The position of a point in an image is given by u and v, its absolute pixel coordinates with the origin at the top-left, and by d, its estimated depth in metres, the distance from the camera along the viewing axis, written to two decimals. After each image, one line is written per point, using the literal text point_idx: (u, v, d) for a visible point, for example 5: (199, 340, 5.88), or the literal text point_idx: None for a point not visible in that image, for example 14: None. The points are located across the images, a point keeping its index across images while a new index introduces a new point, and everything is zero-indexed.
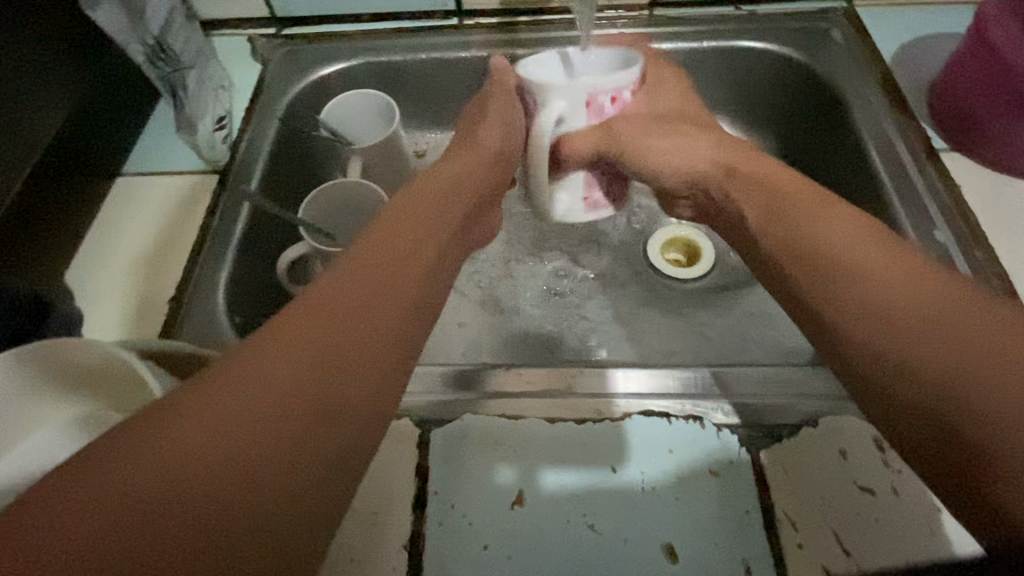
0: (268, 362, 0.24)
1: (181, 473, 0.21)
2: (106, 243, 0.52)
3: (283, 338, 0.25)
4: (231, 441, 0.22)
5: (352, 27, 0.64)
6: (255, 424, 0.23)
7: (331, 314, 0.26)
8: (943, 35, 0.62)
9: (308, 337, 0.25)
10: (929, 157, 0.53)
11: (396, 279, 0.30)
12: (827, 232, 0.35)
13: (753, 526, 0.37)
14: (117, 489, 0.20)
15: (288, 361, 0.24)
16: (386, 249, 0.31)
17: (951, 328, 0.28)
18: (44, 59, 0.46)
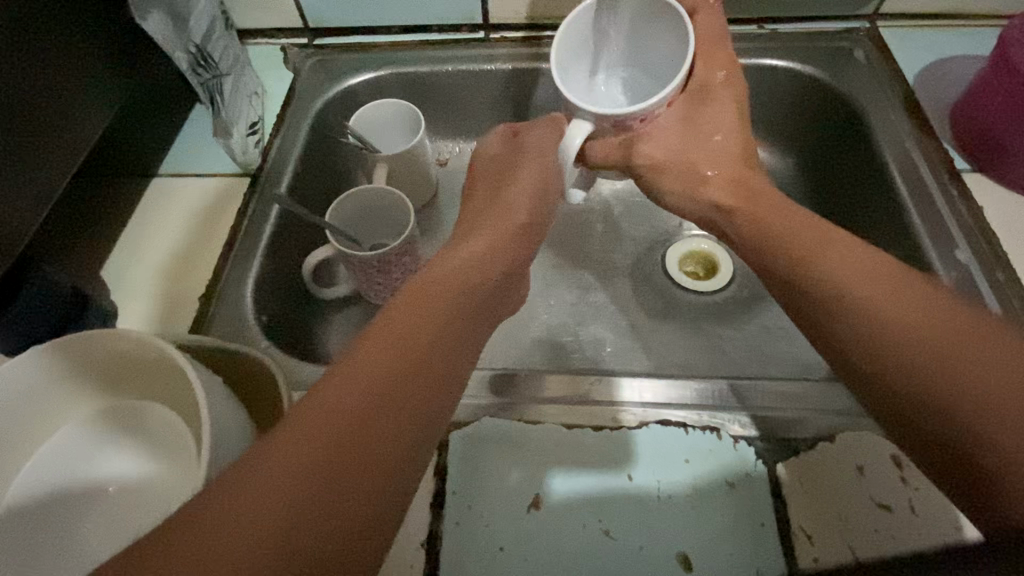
0: (335, 390, 0.25)
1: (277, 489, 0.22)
2: (141, 240, 0.54)
3: (346, 367, 0.26)
4: (316, 457, 0.23)
5: (382, 38, 0.66)
6: (335, 448, 0.24)
7: (392, 330, 0.28)
8: (966, 56, 0.62)
9: (368, 361, 0.27)
10: (951, 178, 0.54)
11: (439, 305, 0.31)
12: (825, 242, 0.35)
13: (767, 537, 0.37)
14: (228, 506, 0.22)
15: (352, 384, 0.26)
16: (433, 284, 0.32)
17: (947, 347, 0.29)
18: (94, 65, 0.48)
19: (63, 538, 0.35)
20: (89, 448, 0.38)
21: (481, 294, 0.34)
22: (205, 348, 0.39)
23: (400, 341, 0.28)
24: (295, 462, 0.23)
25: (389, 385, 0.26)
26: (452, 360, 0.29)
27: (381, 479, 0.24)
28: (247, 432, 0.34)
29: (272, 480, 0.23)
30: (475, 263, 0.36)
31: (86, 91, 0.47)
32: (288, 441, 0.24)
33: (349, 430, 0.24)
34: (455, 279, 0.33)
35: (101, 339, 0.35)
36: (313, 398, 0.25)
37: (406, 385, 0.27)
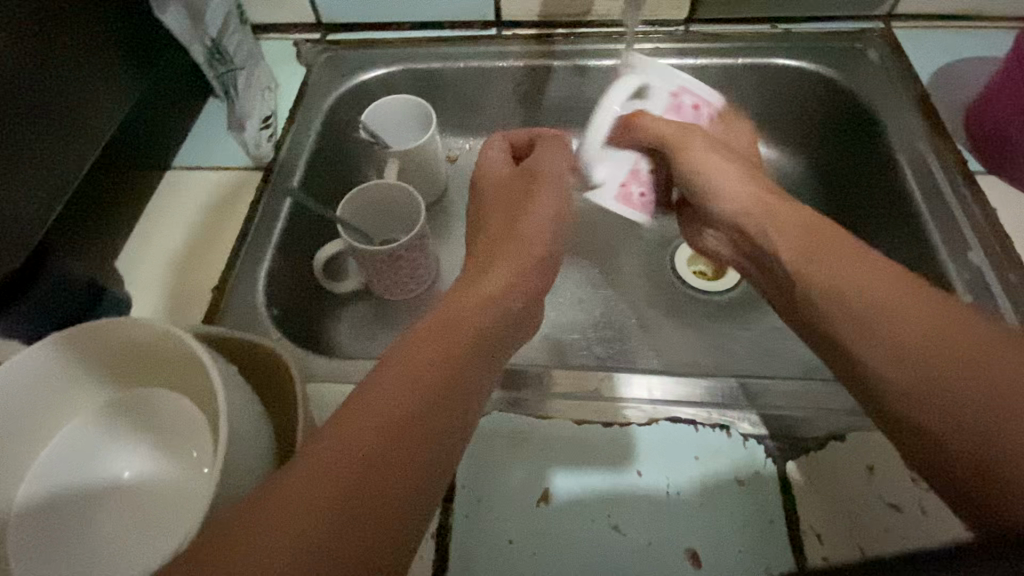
0: (362, 415, 0.26)
1: (323, 493, 0.23)
2: (155, 231, 0.55)
3: (371, 392, 0.27)
4: (358, 461, 0.24)
5: (394, 34, 0.67)
6: (376, 453, 0.24)
7: (427, 348, 0.30)
8: (981, 58, 0.62)
9: (392, 386, 0.27)
10: (964, 179, 0.53)
11: (459, 334, 0.32)
12: (844, 277, 0.37)
13: (776, 535, 0.37)
14: (274, 511, 0.22)
15: (378, 409, 0.26)
16: (454, 314, 0.33)
17: (964, 376, 0.29)
18: (112, 57, 0.48)
19: (84, 524, 0.36)
20: (103, 437, 0.38)
21: (502, 321, 0.35)
22: (219, 339, 0.40)
23: (436, 356, 0.29)
24: (340, 466, 0.24)
25: (413, 411, 0.26)
26: (472, 386, 0.30)
27: (418, 481, 0.25)
28: (262, 422, 0.34)
29: (300, 504, 0.22)
30: (495, 292, 0.37)
31: (102, 83, 0.47)
32: (326, 450, 0.24)
33: (376, 453, 0.25)
34: (473, 309, 0.34)
35: (115, 327, 0.35)
36: (339, 423, 0.25)
37: (431, 412, 0.27)
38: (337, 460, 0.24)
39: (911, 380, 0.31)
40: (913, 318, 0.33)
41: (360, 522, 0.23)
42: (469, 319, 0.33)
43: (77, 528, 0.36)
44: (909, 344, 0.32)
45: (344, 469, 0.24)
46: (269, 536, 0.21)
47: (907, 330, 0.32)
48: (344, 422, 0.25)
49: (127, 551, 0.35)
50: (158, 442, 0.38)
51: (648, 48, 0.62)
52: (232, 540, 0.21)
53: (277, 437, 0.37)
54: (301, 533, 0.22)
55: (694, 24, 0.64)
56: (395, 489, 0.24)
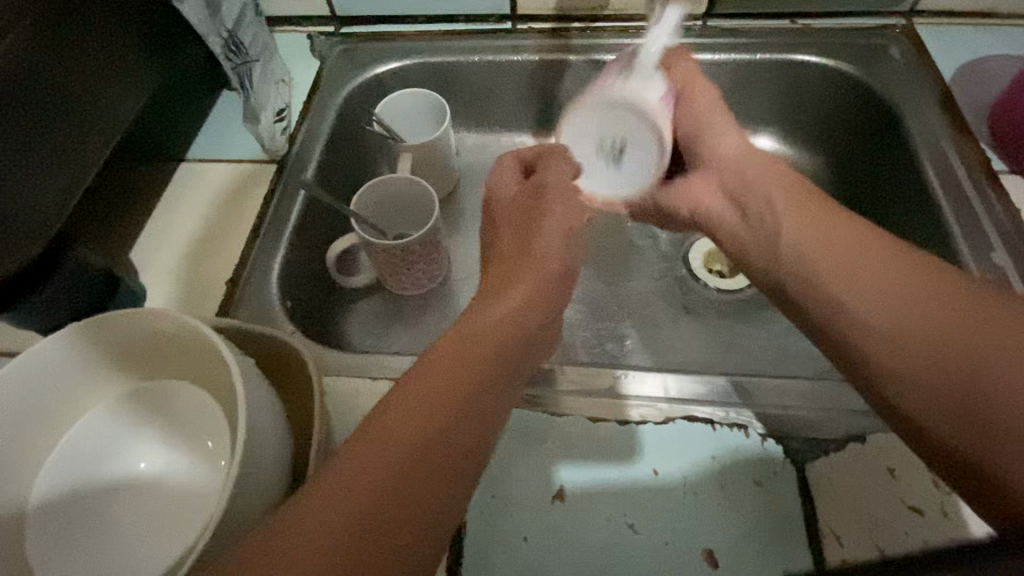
0: (384, 435, 0.26)
1: (383, 470, 0.25)
2: (168, 223, 0.54)
3: (391, 413, 0.27)
4: (413, 440, 0.26)
5: (408, 27, 0.66)
6: (431, 434, 0.27)
7: (471, 337, 0.32)
8: (1005, 55, 0.60)
9: (412, 407, 0.27)
10: (987, 178, 0.52)
11: (478, 348, 0.32)
12: (818, 232, 0.37)
13: (795, 538, 0.37)
14: (342, 490, 0.24)
15: (409, 419, 0.27)
16: (471, 327, 0.33)
17: (933, 331, 0.31)
18: (131, 48, 0.48)
19: (101, 514, 0.36)
20: (119, 427, 0.38)
21: (524, 331, 0.35)
22: (235, 332, 0.40)
23: (478, 346, 0.32)
24: (400, 445, 0.26)
25: (439, 434, 0.27)
26: (493, 406, 0.30)
27: (467, 460, 0.27)
28: (279, 416, 0.34)
29: (364, 482, 0.24)
30: (515, 298, 0.36)
31: (121, 74, 0.47)
32: (386, 430, 0.26)
33: (399, 475, 0.25)
34: (492, 321, 0.34)
35: (132, 319, 0.35)
36: (362, 442, 0.26)
37: (480, 397, 0.29)
38: (397, 440, 0.26)
39: (887, 335, 0.32)
40: (888, 278, 0.33)
41: (418, 494, 0.25)
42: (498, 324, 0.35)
43: (90, 522, 0.36)
44: (885, 303, 0.33)
45: (402, 449, 0.26)
46: (338, 507, 0.24)
47: (882, 290, 0.33)
48: (399, 405, 0.27)
49: (141, 544, 0.34)
50: (170, 439, 0.38)
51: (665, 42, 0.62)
52: (304, 514, 0.23)
53: (292, 431, 0.37)
54: (368, 505, 0.24)
55: (712, 18, 0.63)
56: (448, 467, 0.26)
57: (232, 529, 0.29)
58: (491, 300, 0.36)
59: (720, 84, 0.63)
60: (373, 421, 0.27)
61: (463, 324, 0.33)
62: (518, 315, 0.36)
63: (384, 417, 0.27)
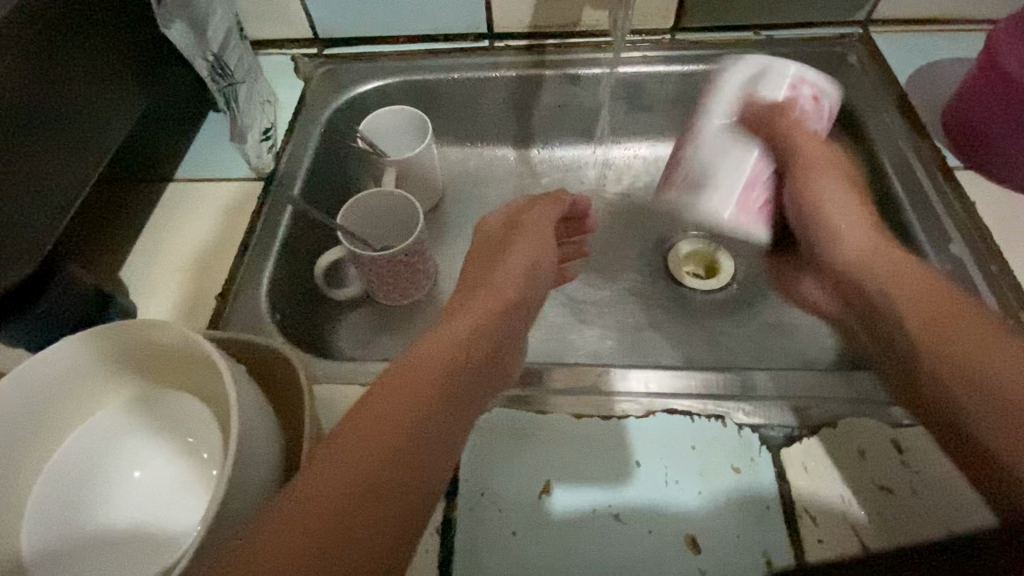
0: (315, 508, 0.26)
1: (347, 488, 0.27)
2: (156, 241, 0.55)
3: (314, 478, 0.27)
4: (369, 456, 0.28)
5: (389, 48, 0.69)
6: (388, 450, 0.29)
7: (422, 362, 0.34)
8: (956, 59, 0.64)
9: (352, 446, 0.28)
10: (943, 175, 0.55)
11: (424, 380, 0.33)
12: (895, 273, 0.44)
13: (773, 520, 0.38)
14: (306, 512, 0.26)
15: (367, 434, 0.29)
16: (404, 373, 0.33)
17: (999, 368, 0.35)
18: (119, 74, 0.50)
19: (99, 521, 0.37)
20: (117, 436, 0.40)
21: (463, 376, 0.35)
22: (231, 342, 0.41)
23: (428, 366, 0.34)
24: (360, 463, 0.28)
25: (366, 500, 0.27)
26: (442, 436, 0.31)
27: (420, 481, 0.29)
28: (271, 423, 0.35)
29: (327, 496, 0.26)
30: (444, 347, 0.36)
31: (107, 100, 0.49)
32: (347, 445, 0.28)
33: (356, 494, 0.27)
34: (427, 368, 0.34)
35: (127, 331, 0.36)
36: (294, 496, 0.26)
37: (435, 417, 0.32)
38: (356, 456, 0.28)
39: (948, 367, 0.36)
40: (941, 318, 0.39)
41: (377, 509, 0.27)
42: (457, 343, 0.37)
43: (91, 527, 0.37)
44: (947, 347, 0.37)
45: (361, 467, 0.28)
46: (300, 523, 0.25)
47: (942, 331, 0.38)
48: (357, 425, 0.29)
49: (142, 551, 0.36)
50: (169, 448, 0.40)
51: (635, 56, 0.65)
52: (272, 536, 0.25)
53: (285, 437, 0.38)
54: (331, 523, 0.26)
55: (680, 32, 0.66)
56: (401, 481, 0.28)
57: (222, 528, 0.30)
58: (422, 347, 0.36)
59: (691, 93, 0.67)
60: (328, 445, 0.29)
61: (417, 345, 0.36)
62: (472, 340, 0.38)
63: (342, 439, 0.29)
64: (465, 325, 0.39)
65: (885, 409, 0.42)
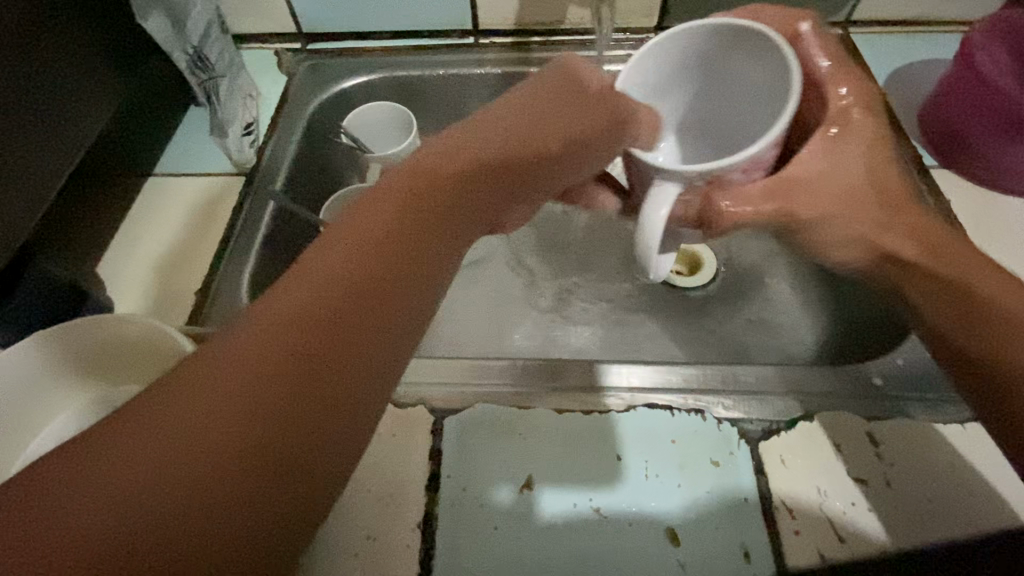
0: (113, 458, 0.19)
1: (175, 462, 0.19)
2: (135, 237, 0.55)
3: (128, 436, 0.19)
4: (213, 416, 0.20)
5: (373, 44, 0.68)
6: (247, 405, 0.20)
7: (327, 270, 0.24)
8: (934, 61, 0.65)
9: (197, 394, 0.20)
10: (920, 173, 0.56)
11: (325, 298, 0.23)
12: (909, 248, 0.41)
13: (751, 512, 0.38)
14: (108, 493, 0.18)
15: (218, 381, 0.20)
16: (297, 285, 0.23)
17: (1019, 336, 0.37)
18: (92, 68, 0.49)
19: None
20: (87, 430, 0.39)
21: (392, 292, 0.24)
22: (210, 339, 0.41)
23: (334, 276, 0.23)
24: (201, 425, 0.20)
25: (179, 449, 0.19)
26: (340, 382, 0.22)
27: (296, 451, 0.20)
28: None
29: (143, 468, 0.19)
30: (373, 243, 0.25)
31: (81, 95, 0.48)
32: (188, 389, 0.20)
33: (189, 469, 0.19)
34: (330, 279, 0.23)
35: (104, 322, 0.38)
36: (97, 455, 0.19)
37: (333, 353, 0.22)
38: (197, 412, 0.20)
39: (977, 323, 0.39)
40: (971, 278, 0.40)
41: (219, 492, 0.19)
42: (389, 234, 0.26)
43: None
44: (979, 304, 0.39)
45: (202, 432, 0.19)
46: (101, 504, 0.18)
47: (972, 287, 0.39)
48: (210, 364, 0.21)
49: None
50: None
51: (620, 55, 0.65)
52: (53, 516, 0.18)
53: None
54: (148, 510, 0.18)
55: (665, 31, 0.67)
56: (263, 454, 0.20)
57: None
58: (341, 238, 0.25)
59: None
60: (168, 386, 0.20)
61: (333, 236, 0.25)
62: (417, 228, 0.27)
63: (187, 381, 0.20)
64: (412, 199, 0.27)
65: (861, 404, 0.43)
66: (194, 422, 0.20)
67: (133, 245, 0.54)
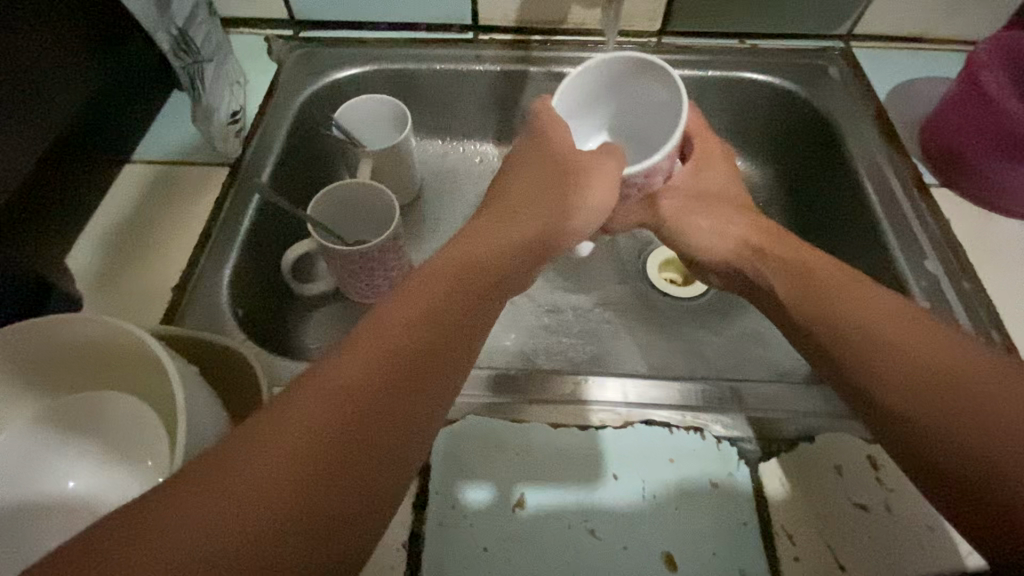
0: (177, 511, 0.21)
1: (241, 524, 0.21)
2: (109, 227, 0.51)
3: (199, 499, 0.21)
4: (276, 482, 0.22)
5: (369, 34, 0.66)
6: (306, 475, 0.23)
7: (375, 349, 0.26)
8: (934, 78, 0.65)
9: (261, 462, 0.22)
10: (920, 192, 0.56)
11: (375, 379, 0.25)
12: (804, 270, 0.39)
13: (750, 536, 0.37)
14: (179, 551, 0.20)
15: (282, 450, 0.23)
16: (349, 364, 0.26)
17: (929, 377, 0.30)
18: (63, 45, 0.45)
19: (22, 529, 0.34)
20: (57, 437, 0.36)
21: (431, 372, 0.27)
22: (184, 340, 0.38)
23: (384, 357, 0.26)
24: (267, 490, 0.22)
25: (244, 513, 0.21)
26: (387, 458, 0.24)
27: (348, 520, 0.23)
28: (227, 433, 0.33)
29: (212, 527, 0.21)
30: (411, 330, 0.27)
31: (49, 75, 0.44)
32: (254, 457, 0.23)
33: (253, 531, 0.21)
34: (380, 359, 0.26)
35: (58, 325, 0.33)
36: (168, 516, 0.21)
37: (382, 430, 0.25)
38: (263, 477, 0.22)
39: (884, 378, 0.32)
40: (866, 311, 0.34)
41: (281, 554, 0.21)
42: (429, 315, 0.28)
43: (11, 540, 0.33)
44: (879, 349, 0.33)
45: (267, 497, 0.22)
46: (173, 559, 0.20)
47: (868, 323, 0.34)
48: (275, 435, 0.23)
49: None
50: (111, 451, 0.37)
51: None
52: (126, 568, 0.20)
53: None
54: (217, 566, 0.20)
55: (667, 36, 0.65)
56: (319, 521, 0.22)
57: None
58: (384, 324, 0.27)
59: None
60: (233, 452, 0.23)
61: (380, 317, 0.28)
62: (449, 308, 0.29)
63: (252, 448, 0.23)
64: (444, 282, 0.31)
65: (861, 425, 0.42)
66: (259, 488, 0.22)
67: (106, 236, 0.51)
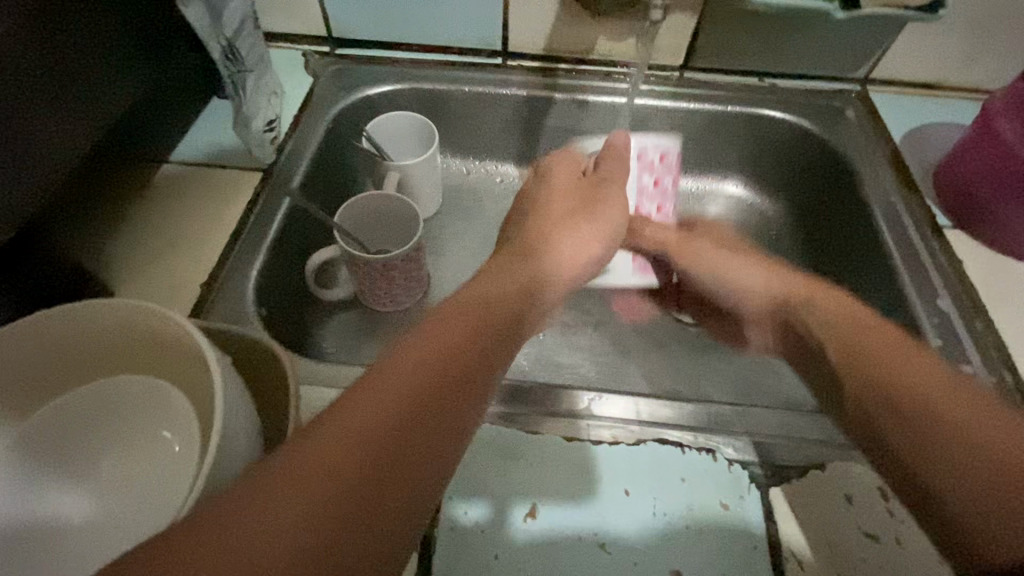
0: (226, 519, 0.21)
1: (293, 528, 0.21)
2: (144, 223, 0.53)
3: (247, 507, 0.21)
4: (326, 486, 0.22)
5: (402, 54, 0.69)
6: (353, 479, 0.23)
7: (411, 366, 0.28)
8: (946, 124, 0.67)
9: (308, 468, 0.23)
10: (934, 233, 0.57)
11: (412, 392, 0.27)
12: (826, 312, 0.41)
13: (760, 559, 0.37)
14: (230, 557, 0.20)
15: (328, 455, 0.23)
16: (386, 380, 0.27)
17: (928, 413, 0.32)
18: (119, 48, 0.47)
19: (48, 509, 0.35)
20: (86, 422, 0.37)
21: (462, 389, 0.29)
22: (212, 332, 0.39)
23: (419, 373, 0.28)
24: (315, 495, 0.22)
25: (294, 516, 0.21)
26: (426, 467, 0.25)
27: (392, 524, 0.23)
28: (255, 424, 0.33)
29: (263, 532, 0.21)
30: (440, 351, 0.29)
31: (105, 75, 0.46)
32: (299, 464, 0.23)
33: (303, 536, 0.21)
34: (416, 375, 0.27)
35: (87, 312, 0.34)
36: (216, 526, 0.21)
37: (421, 440, 0.26)
38: (311, 481, 0.22)
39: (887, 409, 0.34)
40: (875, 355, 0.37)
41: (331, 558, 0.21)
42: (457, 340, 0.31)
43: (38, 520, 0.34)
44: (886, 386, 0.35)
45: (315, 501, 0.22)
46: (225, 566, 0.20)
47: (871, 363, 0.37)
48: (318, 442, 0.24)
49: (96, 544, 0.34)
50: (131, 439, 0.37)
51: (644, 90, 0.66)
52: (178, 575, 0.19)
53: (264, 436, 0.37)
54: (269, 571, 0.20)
55: (688, 71, 0.68)
56: (366, 525, 0.23)
57: None
58: (414, 347, 0.29)
59: (692, 132, 0.69)
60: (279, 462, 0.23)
61: (410, 342, 0.30)
62: (474, 336, 0.32)
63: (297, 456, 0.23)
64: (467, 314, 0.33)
65: None
66: (306, 493, 0.22)
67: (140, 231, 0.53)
